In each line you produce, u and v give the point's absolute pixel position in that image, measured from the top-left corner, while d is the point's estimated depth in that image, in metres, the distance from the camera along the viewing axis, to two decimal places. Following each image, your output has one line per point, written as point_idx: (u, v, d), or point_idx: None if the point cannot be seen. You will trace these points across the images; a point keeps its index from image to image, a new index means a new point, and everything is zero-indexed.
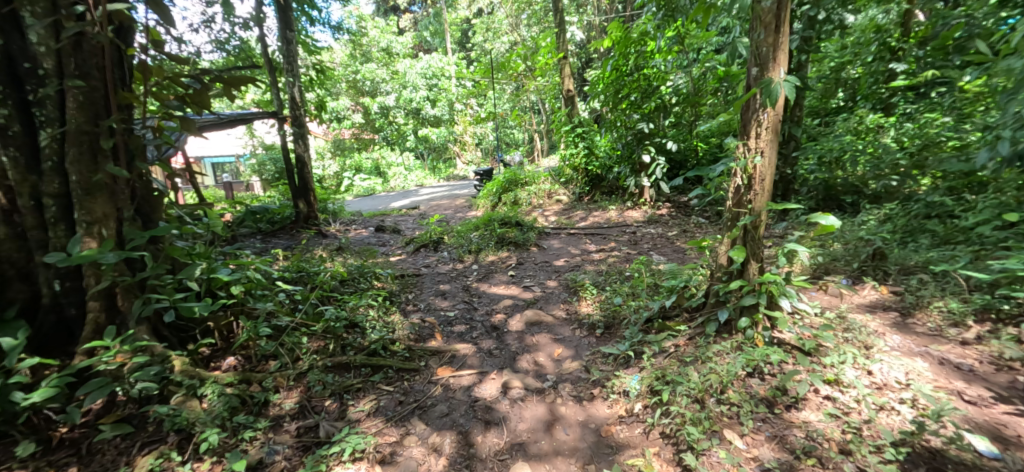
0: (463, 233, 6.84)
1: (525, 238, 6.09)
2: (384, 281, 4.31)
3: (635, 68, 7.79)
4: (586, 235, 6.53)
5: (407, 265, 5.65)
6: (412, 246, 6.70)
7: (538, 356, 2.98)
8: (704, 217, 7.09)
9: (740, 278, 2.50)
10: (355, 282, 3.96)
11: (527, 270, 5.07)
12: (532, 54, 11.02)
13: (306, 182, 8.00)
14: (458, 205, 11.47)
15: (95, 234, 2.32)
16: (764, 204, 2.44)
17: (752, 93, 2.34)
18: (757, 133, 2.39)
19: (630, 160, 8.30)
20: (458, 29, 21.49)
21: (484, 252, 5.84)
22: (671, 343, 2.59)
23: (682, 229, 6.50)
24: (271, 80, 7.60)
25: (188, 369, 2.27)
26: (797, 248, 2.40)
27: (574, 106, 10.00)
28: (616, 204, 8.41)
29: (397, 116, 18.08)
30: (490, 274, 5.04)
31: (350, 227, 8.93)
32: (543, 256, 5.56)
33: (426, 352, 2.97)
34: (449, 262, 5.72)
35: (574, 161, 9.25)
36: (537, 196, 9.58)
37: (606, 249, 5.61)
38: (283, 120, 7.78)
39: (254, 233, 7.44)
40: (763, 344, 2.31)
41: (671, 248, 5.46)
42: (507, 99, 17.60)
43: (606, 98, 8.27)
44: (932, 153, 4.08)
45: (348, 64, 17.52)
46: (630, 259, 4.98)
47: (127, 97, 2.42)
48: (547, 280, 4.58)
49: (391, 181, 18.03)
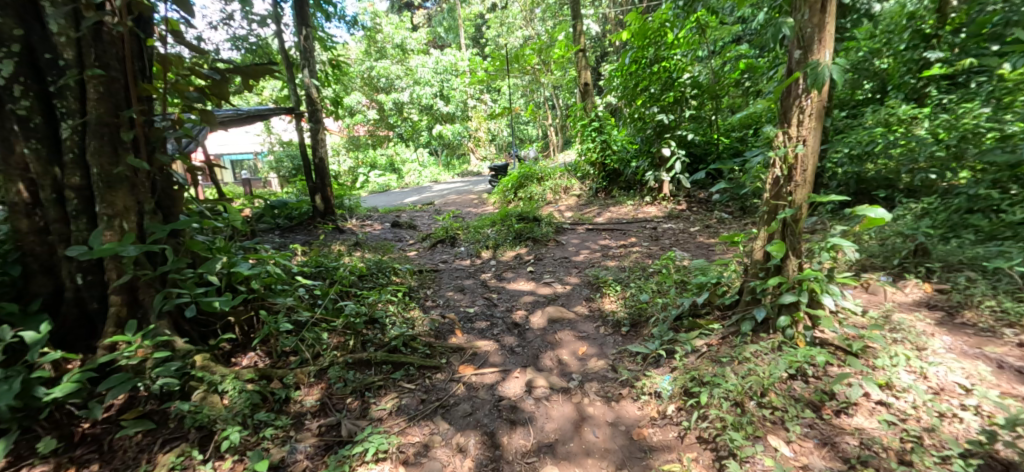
0: (480, 229, 6.79)
1: (543, 233, 6.01)
2: (402, 276, 4.26)
3: (655, 60, 7.66)
4: (605, 230, 6.42)
5: (423, 261, 5.61)
6: (429, 241, 6.67)
7: (562, 354, 2.89)
8: (727, 212, 6.91)
9: (779, 275, 2.38)
10: (373, 278, 3.91)
11: (546, 265, 4.98)
12: (546, 49, 10.93)
13: (324, 179, 8.00)
14: (473, 201, 11.42)
15: (116, 228, 2.28)
16: (805, 195, 2.33)
17: (796, 77, 2.23)
18: (801, 119, 2.27)
19: (649, 154, 8.15)
20: (471, 25, 21.45)
21: (502, 248, 5.77)
22: (703, 342, 2.47)
23: (705, 225, 6.34)
24: (288, 75, 7.65)
25: (208, 364, 2.21)
26: (841, 244, 2.27)
27: (590, 99, 9.87)
28: (633, 199, 8.27)
29: (411, 111, 18.12)
30: (508, 269, 4.97)
31: (367, 222, 8.95)
32: (561, 251, 5.46)
33: (447, 349, 2.90)
34: (466, 258, 5.65)
35: (591, 155, 9.12)
36: (553, 191, 9.47)
37: (627, 245, 5.49)
38: (300, 115, 7.81)
39: (273, 228, 7.53)
40: (805, 344, 2.21)
41: (694, 244, 5.31)
42: (520, 92, 17.59)
43: (625, 91, 8.22)
44: (973, 145, 3.89)
45: (363, 61, 17.65)
46: (653, 255, 4.86)
47: (148, 88, 2.38)
48: (567, 276, 4.49)
49: (406, 177, 18.03)
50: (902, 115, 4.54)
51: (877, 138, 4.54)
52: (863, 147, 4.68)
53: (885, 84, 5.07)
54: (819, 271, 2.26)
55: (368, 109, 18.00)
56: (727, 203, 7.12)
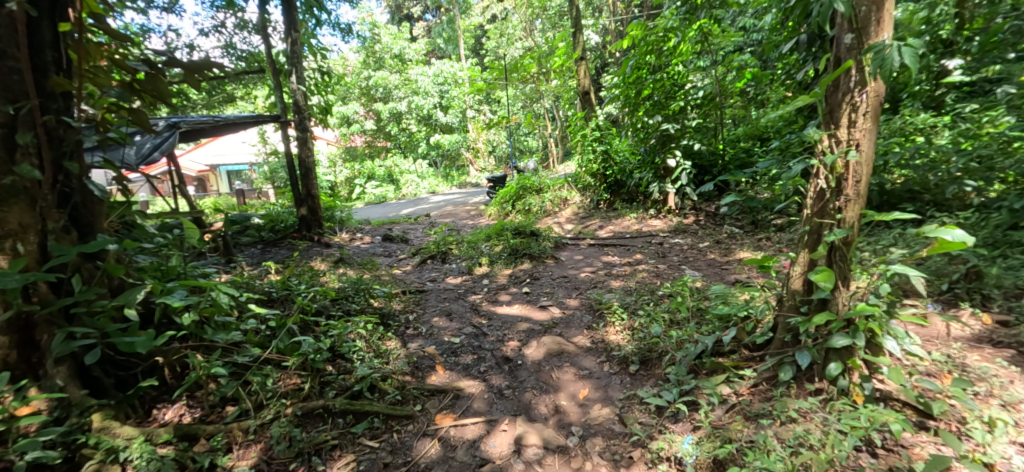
0: (474, 244, 6.35)
1: (541, 249, 5.56)
2: (383, 300, 3.82)
3: (657, 68, 7.34)
4: (609, 245, 5.98)
5: (411, 279, 5.17)
6: (419, 257, 6.25)
7: (560, 399, 2.44)
8: (738, 227, 6.49)
9: (824, 311, 2.01)
10: (347, 301, 3.46)
11: (543, 286, 4.53)
12: (546, 57, 10.57)
13: (311, 190, 7.57)
14: (470, 213, 11.01)
15: (8, 251, 1.85)
16: (857, 213, 1.96)
17: (848, 67, 1.86)
18: (852, 119, 1.90)
19: (653, 165, 7.73)
20: (471, 36, 21.25)
21: (496, 265, 5.32)
22: (731, 392, 2.09)
23: (716, 240, 5.91)
24: (274, 82, 7.28)
25: (109, 425, 1.77)
26: (907, 272, 1.91)
27: (591, 109, 9.50)
28: (637, 212, 7.85)
29: (410, 122, 17.79)
30: (501, 290, 4.52)
31: (356, 236, 8.54)
32: (560, 269, 5.02)
33: (424, 392, 2.44)
34: (458, 276, 5.21)
35: (591, 167, 8.72)
36: (552, 203, 9.06)
37: (632, 263, 5.06)
38: (287, 124, 7.43)
39: (255, 242, 7.35)
40: (865, 399, 1.85)
41: (706, 263, 4.89)
42: (520, 102, 17.27)
43: (626, 101, 7.84)
44: (1007, 154, 3.45)
45: (360, 71, 17.38)
46: (662, 276, 4.43)
47: (58, 81, 1.95)
48: (566, 298, 4.05)
49: (403, 189, 17.67)
50: (921, 124, 4.08)
51: (894, 148, 4.05)
52: (880, 157, 4.24)
53: (899, 92, 4.64)
54: (878, 308, 1.87)
55: (365, 120, 17.72)
56: (737, 216, 6.70)
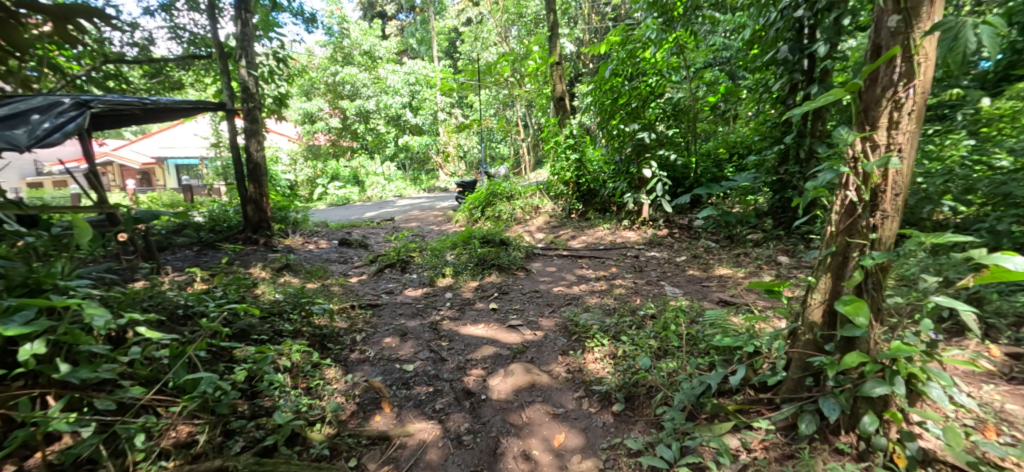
0: (438, 252, 5.88)
1: (510, 259, 5.14)
2: (328, 317, 3.33)
3: (634, 75, 7.08)
4: (582, 257, 5.63)
5: (365, 291, 4.68)
6: (377, 265, 5.75)
7: (531, 447, 2.10)
8: (713, 241, 6.26)
9: (852, 350, 1.67)
10: (279, 318, 3.08)
11: (512, 301, 4.10)
12: (521, 60, 10.21)
13: (261, 189, 7.19)
14: (437, 218, 10.53)
15: None
16: (893, 233, 1.61)
17: (893, 54, 1.50)
18: (894, 118, 1.55)
19: (628, 174, 7.41)
20: (445, 39, 20.84)
21: (461, 276, 4.86)
22: (745, 448, 1.76)
23: (693, 254, 5.61)
24: (221, 67, 6.78)
25: None
26: (956, 307, 1.56)
27: (565, 114, 9.19)
28: (610, 222, 7.54)
29: (377, 122, 17.16)
30: (465, 306, 4.06)
31: (311, 240, 7.97)
32: (530, 283, 4.61)
33: (364, 441, 2.14)
34: (418, 288, 4.73)
35: (563, 174, 8.38)
36: (523, 210, 8.67)
37: (608, 278, 4.71)
38: (235, 115, 6.99)
39: (192, 243, 7.05)
40: (907, 462, 1.51)
41: (685, 279, 4.58)
42: (492, 107, 16.96)
43: (601, 108, 7.51)
44: (982, 177, 3.12)
45: (327, 66, 16.65)
46: (640, 293, 4.09)
47: None
48: (538, 318, 3.63)
49: (368, 191, 17.01)
50: None
51: None
52: None
53: None
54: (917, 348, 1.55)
55: (330, 117, 17.00)
56: (714, 230, 6.47)
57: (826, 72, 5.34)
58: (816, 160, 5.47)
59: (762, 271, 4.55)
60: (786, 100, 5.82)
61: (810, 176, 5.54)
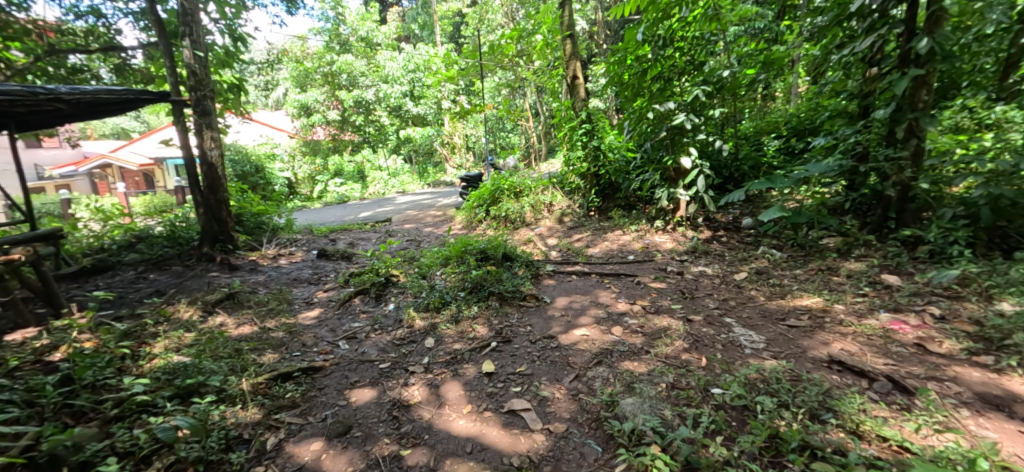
0: (424, 271, 4.62)
1: (514, 285, 3.87)
2: (225, 424, 2.20)
3: (664, 41, 5.60)
4: (609, 273, 4.35)
5: (322, 334, 3.50)
6: (350, 289, 4.54)
7: None
8: (776, 248, 4.86)
9: None
10: (132, 425, 2.09)
11: (513, 357, 2.87)
12: (529, 35, 8.80)
13: (217, 192, 6.09)
14: (436, 218, 9.28)
15: None
16: None
17: None
18: None
19: (659, 165, 6.08)
20: (449, 23, 19.41)
21: (449, 310, 3.63)
22: None
23: (754, 269, 4.28)
24: (161, 49, 5.68)
25: None
26: None
27: (578, 95, 7.70)
28: (638, 223, 6.24)
29: (378, 113, 15.95)
30: (447, 368, 2.83)
31: (286, 251, 6.83)
32: (540, 323, 3.33)
33: None
34: (389, 330, 3.50)
35: (580, 166, 7.06)
36: (535, 209, 7.38)
37: (647, 310, 3.44)
38: (184, 107, 5.91)
39: (142, 260, 6.06)
40: None
41: (757, 312, 3.28)
42: (499, 92, 15.57)
43: (622, 86, 6.13)
44: None
45: (322, 55, 15.40)
46: (697, 342, 2.84)
47: None
48: (552, 397, 2.40)
49: (370, 187, 15.68)
50: None
51: None
52: None
53: None
54: None
55: (328, 109, 15.80)
56: (776, 234, 5.05)
57: (936, 20, 3.91)
58: (918, 139, 4.08)
59: (871, 301, 3.20)
60: (874, 62, 4.41)
61: (910, 161, 4.13)
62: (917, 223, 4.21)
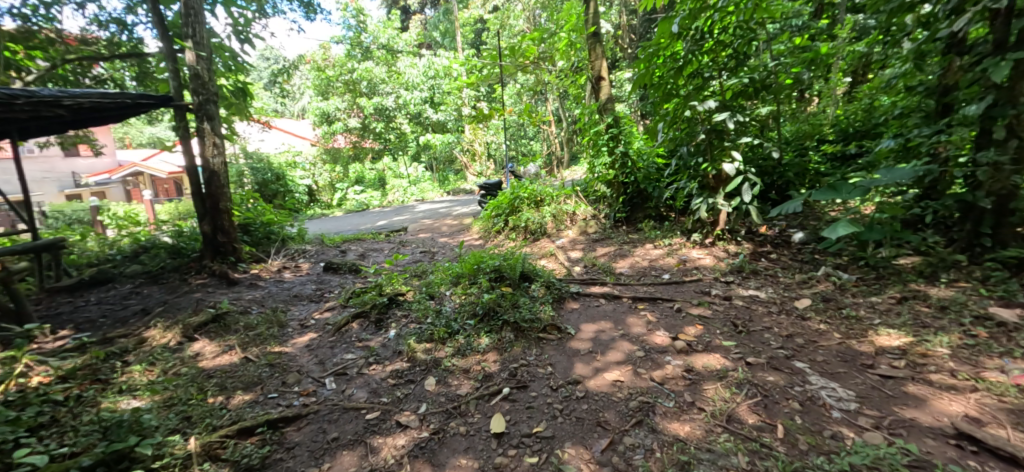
0: (432, 291, 4.09)
1: (532, 311, 3.30)
2: None
3: (702, 35, 5.00)
4: (643, 297, 3.73)
5: (307, 368, 3.00)
6: (349, 310, 4.05)
7: None
8: (840, 268, 4.17)
9: None
10: None
11: (529, 410, 2.31)
12: (552, 36, 8.26)
13: (217, 201, 5.71)
14: (452, 228, 8.77)
15: None
16: None
17: None
18: None
19: (696, 172, 5.43)
20: (471, 30, 19.12)
21: (455, 342, 3.08)
22: None
23: (818, 294, 3.61)
24: (163, 51, 5.36)
25: None
26: None
27: (604, 97, 7.10)
28: (674, 236, 5.59)
29: (399, 120, 15.64)
30: (445, 422, 2.30)
31: (292, 263, 6.42)
32: (563, 362, 2.75)
33: None
34: (384, 365, 2.97)
35: (605, 173, 6.46)
36: (558, 219, 6.81)
37: (693, 346, 2.82)
38: (186, 112, 5.58)
39: (142, 273, 5.73)
40: None
41: (834, 355, 2.63)
42: (521, 98, 15.08)
43: (654, 86, 5.49)
44: None
45: (343, 63, 15.14)
46: (765, 397, 2.22)
47: None
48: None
49: (389, 195, 15.37)
50: None
51: None
52: None
53: None
54: None
55: (349, 117, 15.56)
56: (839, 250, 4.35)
57: None
58: (1020, 141, 3.37)
59: (985, 344, 2.52)
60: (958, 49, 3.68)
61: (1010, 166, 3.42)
62: (1018, 241, 3.50)
